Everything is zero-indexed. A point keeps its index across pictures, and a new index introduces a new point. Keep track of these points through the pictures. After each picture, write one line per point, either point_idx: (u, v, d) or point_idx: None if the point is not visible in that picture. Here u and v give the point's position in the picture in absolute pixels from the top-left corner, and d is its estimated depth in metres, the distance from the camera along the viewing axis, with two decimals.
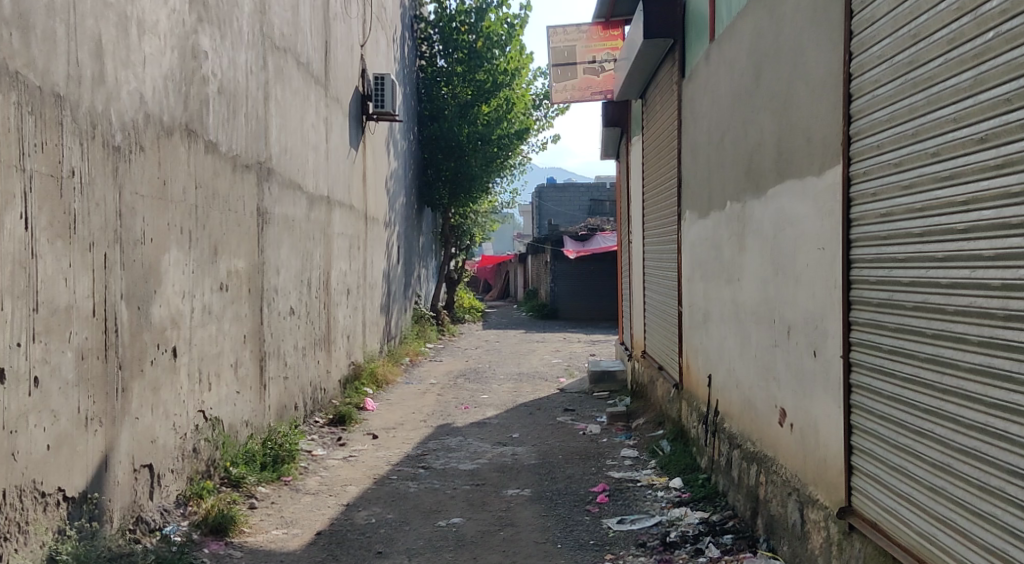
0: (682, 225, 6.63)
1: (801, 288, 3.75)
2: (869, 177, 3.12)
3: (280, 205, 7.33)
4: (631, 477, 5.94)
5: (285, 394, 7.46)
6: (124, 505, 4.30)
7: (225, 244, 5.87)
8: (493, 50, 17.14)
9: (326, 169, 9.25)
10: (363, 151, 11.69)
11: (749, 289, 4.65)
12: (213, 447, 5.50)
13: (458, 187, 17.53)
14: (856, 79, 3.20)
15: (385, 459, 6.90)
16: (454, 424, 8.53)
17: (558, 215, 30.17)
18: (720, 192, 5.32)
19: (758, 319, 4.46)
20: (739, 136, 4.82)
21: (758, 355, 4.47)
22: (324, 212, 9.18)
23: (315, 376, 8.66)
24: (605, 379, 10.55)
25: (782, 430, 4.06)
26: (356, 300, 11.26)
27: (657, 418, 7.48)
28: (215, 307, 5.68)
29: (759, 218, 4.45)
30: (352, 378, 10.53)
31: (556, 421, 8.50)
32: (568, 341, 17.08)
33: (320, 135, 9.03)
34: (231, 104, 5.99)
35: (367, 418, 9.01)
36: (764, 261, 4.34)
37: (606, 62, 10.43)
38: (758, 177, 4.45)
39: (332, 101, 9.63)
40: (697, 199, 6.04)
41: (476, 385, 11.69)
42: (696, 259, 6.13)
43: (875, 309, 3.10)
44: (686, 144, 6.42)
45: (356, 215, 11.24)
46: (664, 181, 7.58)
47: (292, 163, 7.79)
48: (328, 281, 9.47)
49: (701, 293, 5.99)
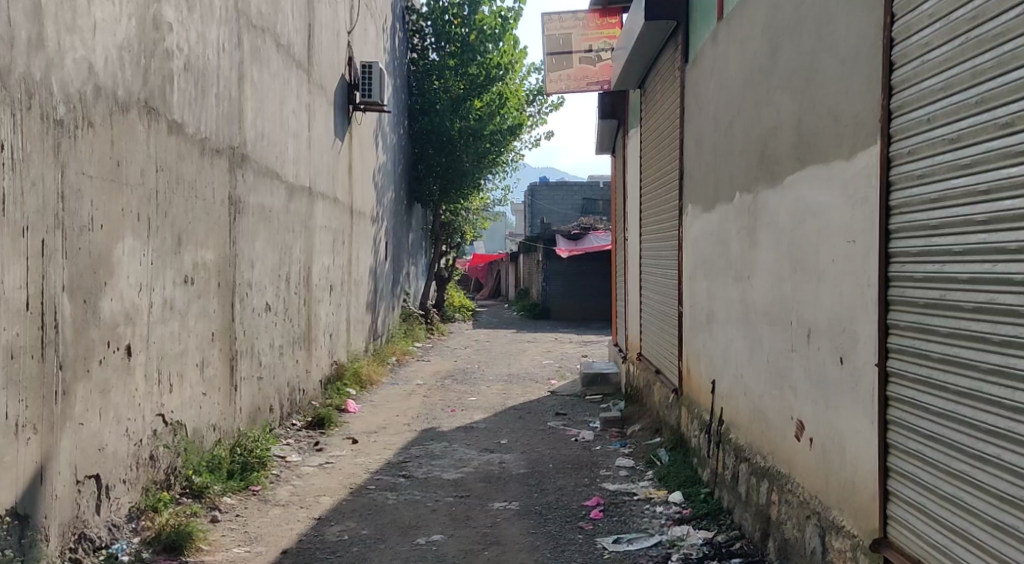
0: (684, 219, 6.21)
1: (826, 286, 3.32)
2: (914, 158, 2.71)
3: (255, 194, 6.88)
4: (628, 490, 5.51)
5: (259, 396, 7.02)
6: (64, 521, 3.88)
7: (190, 233, 5.43)
8: (486, 44, 16.72)
9: (307, 158, 8.80)
10: (349, 142, 11.23)
11: (761, 287, 4.23)
12: (173, 454, 5.07)
13: (450, 183, 17.04)
14: (900, 45, 2.78)
15: (364, 467, 6.47)
16: (440, 429, 8.09)
17: (548, 213, 29.86)
18: (728, 183, 4.90)
19: (771, 322, 4.04)
20: (752, 120, 4.40)
21: (771, 360, 4.05)
22: (305, 204, 8.74)
23: (293, 376, 8.21)
24: (598, 381, 10.14)
25: (799, 444, 3.65)
26: (340, 297, 10.81)
27: (653, 425, 7.06)
28: (179, 303, 5.24)
29: (773, 209, 4.03)
30: (333, 378, 10.09)
31: (547, 426, 8.08)
32: (560, 341, 16.66)
33: (302, 122, 8.58)
34: (199, 83, 5.55)
35: (348, 420, 8.57)
36: (779, 256, 3.92)
37: (602, 51, 9.96)
38: (774, 164, 4.03)
39: (316, 88, 9.17)
40: (701, 192, 5.62)
41: (464, 386, 11.27)
42: (699, 255, 5.70)
43: (920, 311, 2.69)
44: (689, 133, 6.00)
45: (341, 208, 10.79)
46: (664, 173, 7.15)
47: (270, 151, 7.34)
48: (309, 277, 9.03)
49: (704, 291, 5.57)
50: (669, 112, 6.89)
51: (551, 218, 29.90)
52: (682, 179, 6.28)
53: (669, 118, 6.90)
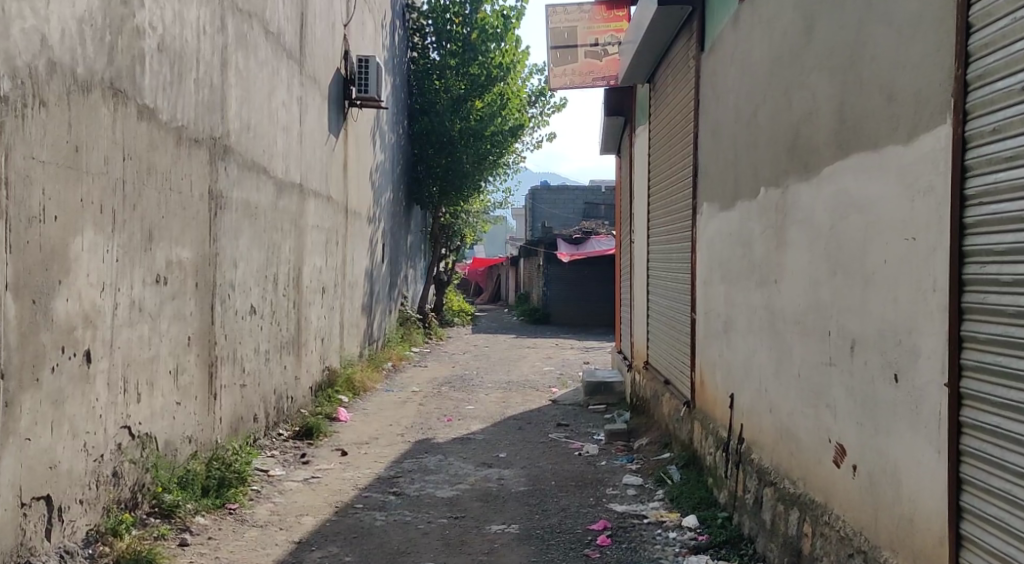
0: (698, 218, 5.79)
1: (874, 291, 2.91)
2: (999, 137, 2.35)
3: (239, 189, 6.45)
4: (637, 512, 5.08)
5: (241, 404, 6.58)
6: (5, 549, 3.49)
7: (164, 229, 5.00)
8: (488, 43, 16.24)
9: (299, 154, 8.37)
10: (344, 138, 10.80)
11: (789, 291, 3.82)
12: (141, 470, 4.63)
13: (449, 184, 16.59)
14: (981, 3, 2.41)
15: (352, 482, 6.03)
16: (435, 440, 7.65)
17: (549, 217, 29.43)
18: (750, 177, 4.49)
19: (803, 330, 3.63)
20: (778, 107, 4.00)
21: (801, 374, 3.63)
22: (296, 201, 8.31)
23: (281, 382, 7.77)
24: (601, 390, 9.70)
25: (838, 470, 3.22)
26: (333, 299, 10.38)
27: (662, 439, 6.64)
28: (149, 305, 4.81)
29: (804, 205, 3.62)
30: (324, 384, 9.65)
31: (548, 438, 7.64)
32: (561, 347, 16.23)
33: (293, 116, 8.15)
34: (176, 66, 5.12)
35: (339, 430, 8.13)
36: (812, 257, 3.51)
37: (610, 44, 9.60)
38: (806, 152, 3.62)
39: (308, 80, 8.75)
40: (718, 189, 5.21)
41: (462, 394, 10.82)
42: (715, 256, 5.28)
43: (1007, 321, 2.32)
44: (704, 126, 5.59)
45: (335, 207, 10.35)
46: (675, 170, 6.72)
47: (257, 143, 6.90)
48: (300, 278, 8.60)
49: (720, 296, 5.15)
50: (681, 105, 6.47)
51: (552, 222, 29.48)
52: (696, 175, 5.86)
53: (681, 111, 6.48)
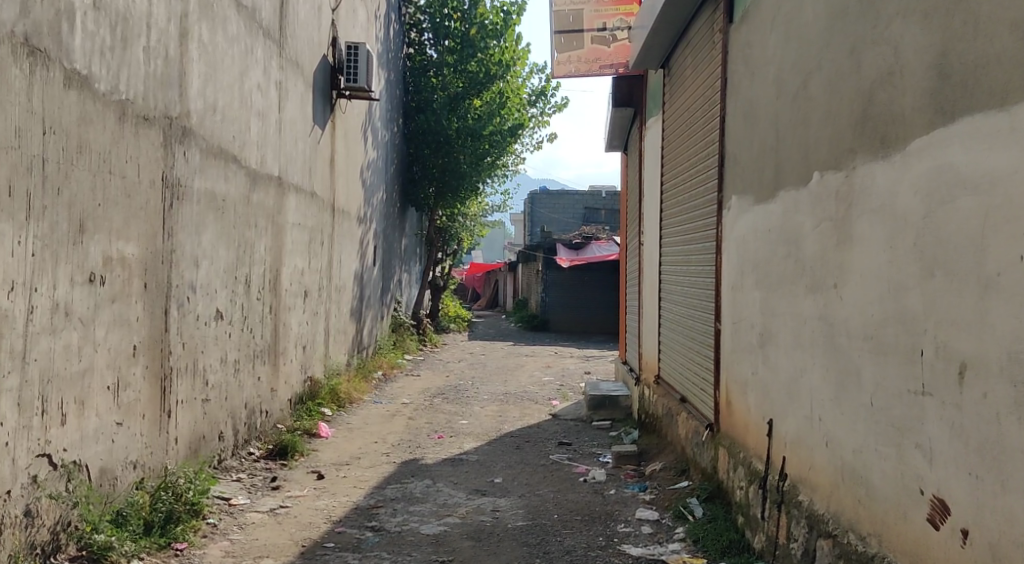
0: (724, 213, 5.05)
1: (1001, 303, 2.35)
2: None
3: (202, 177, 5.69)
4: (655, 557, 4.36)
5: (203, 422, 5.83)
6: None
7: (100, 219, 4.23)
8: (487, 40, 15.46)
9: (277, 144, 7.61)
10: (331, 131, 10.02)
11: (854, 297, 3.11)
12: (65, 506, 3.91)
13: (446, 186, 15.82)
14: None
15: (326, 513, 5.29)
16: (423, 461, 6.88)
17: (548, 222, 28.69)
18: (796, 161, 3.78)
19: (878, 347, 2.92)
20: (840, 73, 3.28)
21: (870, 403, 2.95)
22: (274, 196, 7.53)
23: (253, 395, 7.01)
24: (605, 405, 8.95)
25: (960, 543, 2.49)
26: (318, 304, 9.60)
27: (678, 466, 5.90)
28: (80, 311, 4.06)
29: (874, 192, 2.94)
30: (305, 396, 8.87)
31: (549, 459, 6.88)
32: (561, 356, 15.49)
33: (270, 101, 7.36)
34: (120, 29, 4.37)
35: (319, 448, 7.38)
36: (885, 256, 2.83)
37: (618, 29, 8.88)
38: (882, 125, 2.91)
39: (289, 63, 7.96)
40: (752, 179, 4.48)
41: (456, 407, 10.06)
42: (747, 257, 4.54)
43: None
44: (734, 107, 4.85)
45: (320, 204, 9.57)
46: (694, 162, 5.99)
47: (226, 128, 6.14)
48: (278, 280, 7.82)
49: (754, 304, 4.41)
50: (704, 88, 5.72)
51: (552, 227, 28.70)
52: (722, 164, 5.13)
53: (703, 96, 5.74)
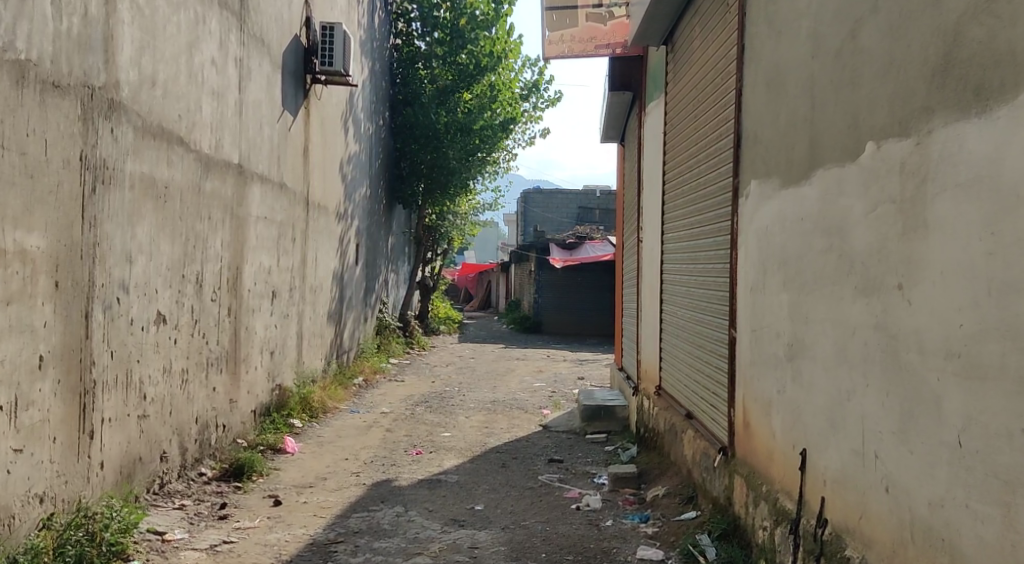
0: (741, 200, 4.33)
1: None
2: None
3: (137, 160, 4.94)
4: None
5: (138, 443, 5.08)
6: None
7: None
8: (477, 31, 14.70)
9: (238, 128, 6.86)
10: (304, 118, 9.26)
11: (932, 301, 2.44)
12: None
13: (434, 182, 15.05)
14: None
15: (277, 550, 4.55)
16: (395, 482, 6.13)
17: (542, 221, 27.93)
18: (836, 131, 3.07)
19: (971, 367, 2.31)
20: (906, 13, 2.58)
21: (953, 437, 2.37)
22: (233, 185, 6.76)
23: (206, 408, 6.26)
24: (599, 417, 8.21)
25: None
26: (288, 307, 8.82)
27: (684, 492, 5.15)
28: None
29: (957, 167, 2.35)
30: (272, 407, 8.09)
31: (537, 480, 6.14)
32: (554, 359, 14.76)
33: (229, 80, 6.60)
34: None
35: (282, 467, 6.62)
36: (984, 254, 2.27)
37: (615, 5, 8.02)
38: (975, 71, 2.31)
39: (252, 39, 7.19)
40: (777, 161, 3.74)
41: (439, 417, 9.30)
42: (772, 253, 3.79)
43: None
44: (754, 75, 4.13)
45: (290, 197, 8.79)
46: (703, 146, 5.25)
47: (171, 105, 5.40)
48: (238, 280, 7.06)
49: (779, 310, 3.67)
50: (714, 60, 5.00)
51: (545, 227, 27.90)
52: (736, 144, 4.41)
53: (715, 70, 4.98)
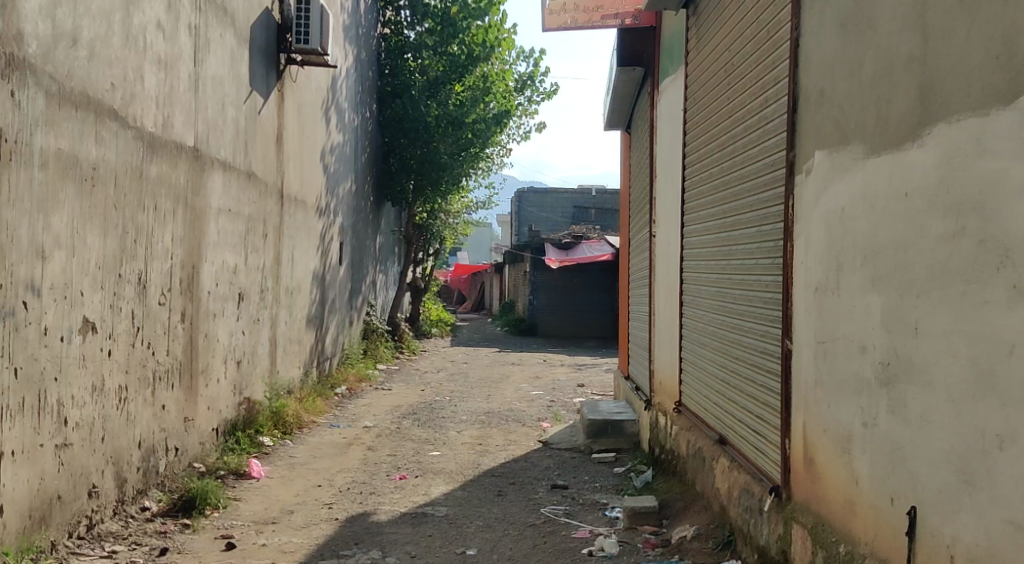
0: (799, 177, 3.44)
1: None
2: None
3: (48, 133, 4.03)
4: None
5: (55, 478, 4.18)
6: None
7: None
8: (470, 20, 13.74)
9: (195, 106, 5.97)
10: (278, 101, 8.35)
11: None
12: None
13: (424, 178, 14.13)
14: None
15: None
16: (375, 516, 5.23)
17: (537, 220, 27.07)
18: (968, 74, 2.29)
19: None
20: None
21: None
22: (187, 170, 5.85)
23: (153, 429, 5.37)
24: (606, 434, 7.32)
25: None
26: (259, 311, 7.91)
27: (718, 537, 4.27)
28: None
29: None
30: (238, 423, 7.18)
31: (540, 514, 5.24)
32: (550, 364, 13.88)
33: (181, 49, 5.70)
34: None
35: (245, 496, 5.73)
36: None
37: None
38: None
39: (211, 6, 6.29)
40: (861, 120, 2.85)
41: (428, 432, 8.40)
42: (849, 242, 2.92)
43: None
44: (818, 18, 3.26)
45: (260, 188, 7.87)
46: (740, 119, 4.36)
47: (99, 70, 4.49)
48: (196, 281, 6.15)
49: (863, 317, 2.80)
50: (758, 14, 4.11)
51: (540, 226, 27.00)
52: (791, 109, 3.52)
53: (758, 25, 4.09)
